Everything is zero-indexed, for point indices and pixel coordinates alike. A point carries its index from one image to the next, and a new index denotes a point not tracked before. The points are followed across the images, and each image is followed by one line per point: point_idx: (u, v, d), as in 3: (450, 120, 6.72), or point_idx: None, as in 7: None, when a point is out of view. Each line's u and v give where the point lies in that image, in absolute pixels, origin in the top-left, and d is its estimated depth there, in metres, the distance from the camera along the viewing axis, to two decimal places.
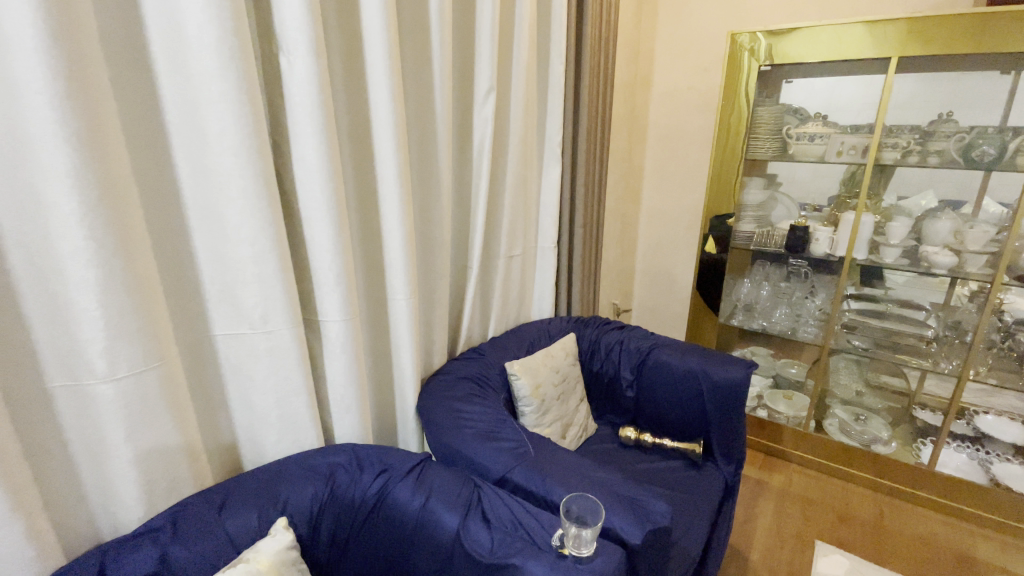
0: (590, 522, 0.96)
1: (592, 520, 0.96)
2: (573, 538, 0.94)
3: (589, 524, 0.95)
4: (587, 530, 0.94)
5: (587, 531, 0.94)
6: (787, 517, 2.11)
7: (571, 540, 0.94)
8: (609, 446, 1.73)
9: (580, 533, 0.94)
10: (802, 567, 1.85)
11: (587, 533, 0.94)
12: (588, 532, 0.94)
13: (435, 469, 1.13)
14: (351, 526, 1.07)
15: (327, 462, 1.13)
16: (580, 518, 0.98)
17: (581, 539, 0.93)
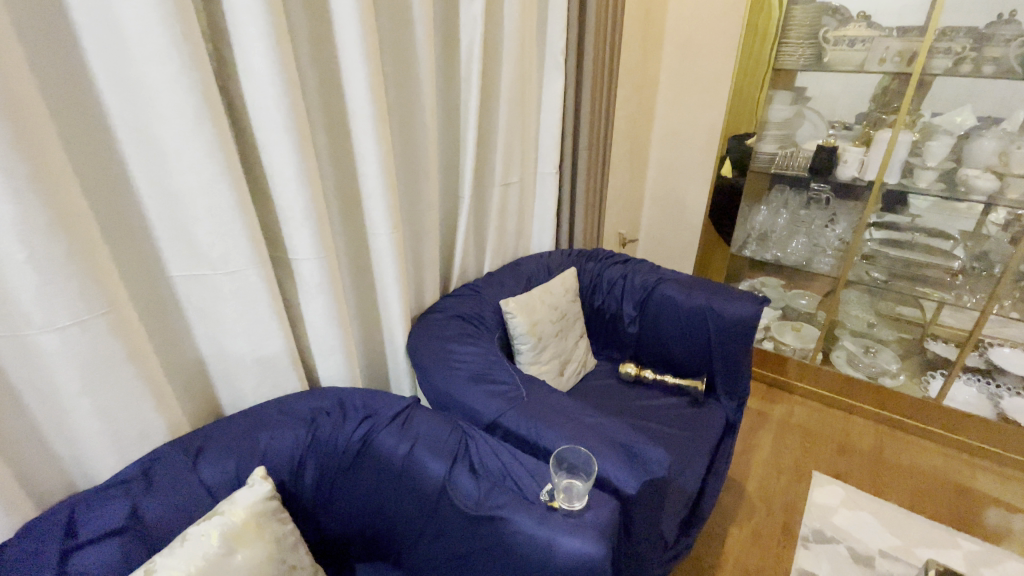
0: (581, 479, 0.93)
1: (582, 477, 0.94)
2: (565, 492, 0.90)
3: (581, 480, 0.93)
4: (582, 484, 0.91)
5: (582, 485, 0.91)
6: (787, 448, 2.10)
7: (565, 494, 0.89)
8: (607, 382, 1.66)
9: (574, 487, 0.91)
10: (797, 497, 1.85)
11: (582, 487, 0.90)
12: (583, 486, 0.91)
13: (422, 414, 1.07)
14: (335, 472, 1.03)
15: (309, 407, 1.07)
16: (570, 476, 0.94)
17: (577, 492, 0.89)
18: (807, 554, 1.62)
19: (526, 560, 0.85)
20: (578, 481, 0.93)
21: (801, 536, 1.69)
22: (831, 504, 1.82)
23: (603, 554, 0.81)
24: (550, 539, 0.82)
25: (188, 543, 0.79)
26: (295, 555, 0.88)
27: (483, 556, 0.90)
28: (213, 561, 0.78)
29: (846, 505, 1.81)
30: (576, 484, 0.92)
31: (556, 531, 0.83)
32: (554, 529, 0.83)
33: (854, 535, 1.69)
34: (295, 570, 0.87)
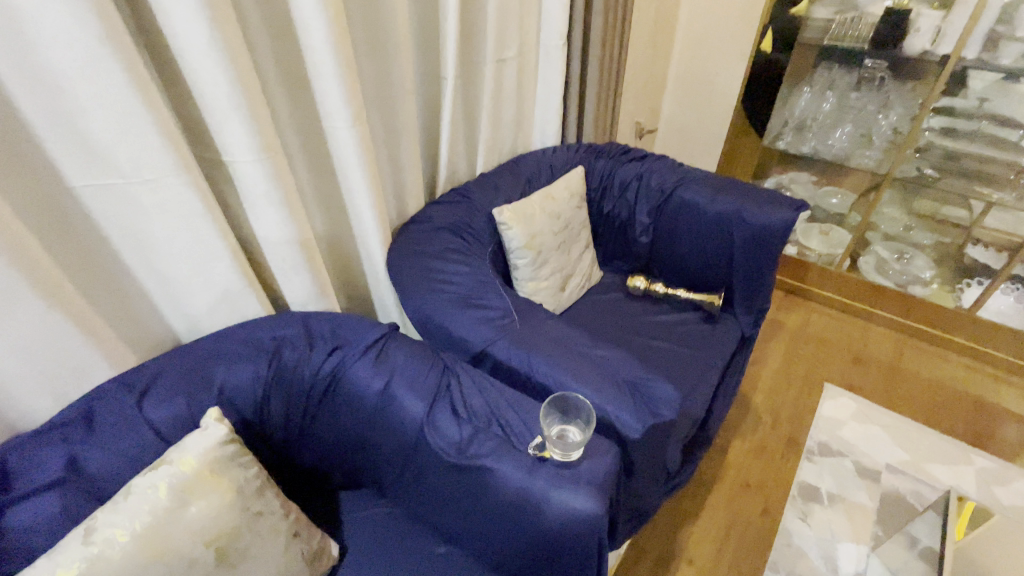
0: (574, 428, 0.83)
1: (574, 426, 0.83)
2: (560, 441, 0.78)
3: (575, 429, 0.83)
4: (578, 433, 0.81)
5: (579, 434, 0.81)
6: (800, 359, 2.00)
7: (562, 441, 0.78)
8: (615, 297, 1.50)
9: (571, 437, 0.80)
10: (807, 409, 1.78)
11: (579, 436, 0.80)
12: (580, 435, 0.80)
13: (400, 345, 0.93)
14: (304, 408, 0.92)
15: (271, 336, 0.93)
16: (561, 425, 0.84)
17: (574, 439, 0.78)
18: (810, 467, 1.59)
19: (516, 511, 0.76)
20: (571, 430, 0.82)
21: (805, 449, 1.64)
22: (842, 417, 1.75)
23: (601, 510, 0.71)
24: (543, 494, 0.73)
25: (133, 497, 0.71)
26: (262, 501, 0.80)
27: (469, 501, 0.82)
28: (163, 517, 0.70)
29: (856, 418, 1.75)
30: (571, 433, 0.81)
31: (548, 484, 0.73)
32: (547, 484, 0.73)
33: (861, 449, 1.65)
34: (263, 517, 0.79)
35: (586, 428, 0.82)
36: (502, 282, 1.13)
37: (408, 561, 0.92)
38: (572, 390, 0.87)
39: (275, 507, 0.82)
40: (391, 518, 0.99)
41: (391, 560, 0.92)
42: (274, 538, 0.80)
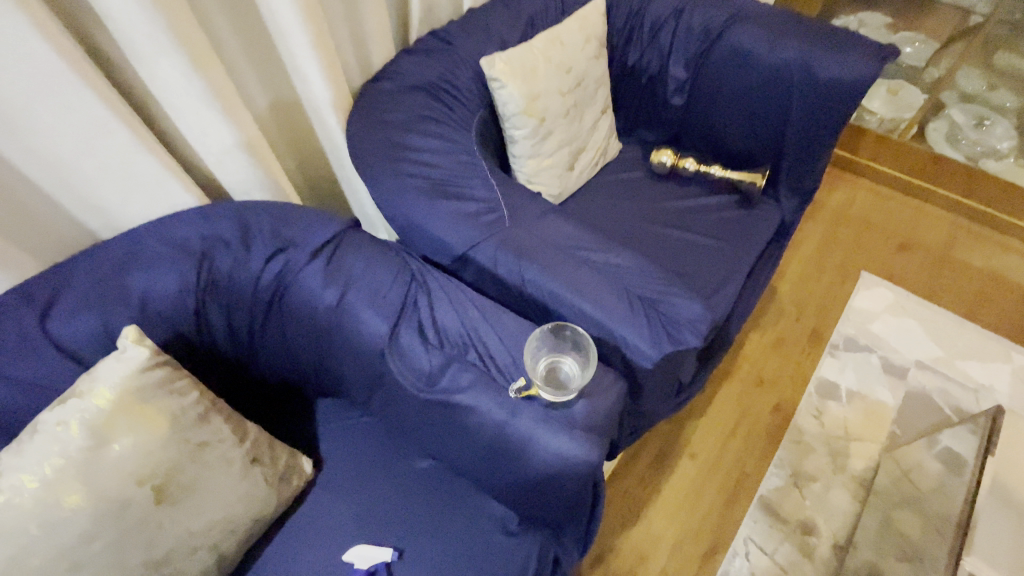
0: (567, 359, 0.69)
1: (567, 357, 0.69)
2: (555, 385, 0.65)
3: (568, 361, 0.69)
4: (575, 369, 0.67)
5: (576, 370, 0.67)
6: (838, 244, 1.76)
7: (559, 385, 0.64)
8: (634, 175, 1.24)
9: (566, 377, 0.66)
10: (838, 302, 1.60)
11: (577, 375, 0.66)
12: (578, 373, 0.66)
13: (356, 249, 0.73)
14: (247, 323, 0.76)
15: (200, 236, 0.74)
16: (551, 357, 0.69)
17: (572, 382, 0.65)
18: (831, 363, 1.46)
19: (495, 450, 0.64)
20: (564, 364, 0.68)
21: (829, 343, 1.50)
22: (875, 309, 1.59)
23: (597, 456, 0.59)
24: (529, 434, 0.60)
25: (40, 438, 0.60)
26: (207, 429, 0.69)
27: (445, 433, 0.69)
28: (79, 458, 0.60)
29: (890, 311, 1.59)
30: (566, 370, 0.67)
31: (535, 421, 0.60)
32: (534, 424, 0.60)
33: (890, 344, 1.51)
34: (209, 447, 0.68)
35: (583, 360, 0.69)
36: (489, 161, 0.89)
37: (386, 476, 0.83)
38: (575, 307, 0.72)
39: (225, 434, 0.71)
40: (364, 430, 0.87)
41: (367, 476, 0.83)
42: (228, 467, 0.70)
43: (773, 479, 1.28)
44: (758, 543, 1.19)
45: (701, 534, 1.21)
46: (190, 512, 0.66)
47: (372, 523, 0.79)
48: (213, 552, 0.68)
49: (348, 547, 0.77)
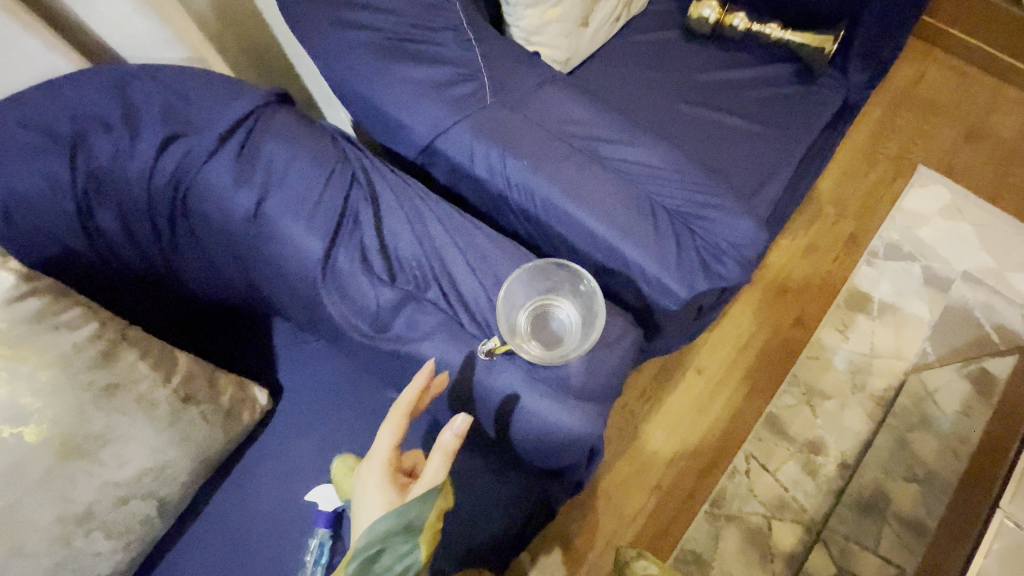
0: (559, 304, 0.57)
1: (559, 299, 0.57)
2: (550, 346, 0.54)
3: (561, 306, 0.57)
4: (572, 317, 0.56)
5: (574, 319, 0.56)
6: (894, 132, 1.47)
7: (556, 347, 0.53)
8: (666, 37, 0.96)
9: (561, 331, 0.56)
10: (885, 202, 1.38)
11: (576, 325, 0.55)
12: (577, 323, 0.55)
13: (277, 132, 0.56)
14: (150, 238, 0.59)
15: (70, 117, 0.54)
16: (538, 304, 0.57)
17: (572, 339, 0.54)
18: (867, 272, 1.29)
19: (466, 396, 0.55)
20: (556, 312, 0.57)
21: (868, 249, 1.31)
22: (926, 211, 1.38)
23: (596, 425, 0.52)
24: (524, 414, 0.51)
25: None
26: (115, 369, 0.56)
27: (408, 369, 0.57)
28: None
29: (943, 214, 1.38)
30: (559, 321, 0.56)
31: (530, 398, 0.50)
32: (530, 402, 0.50)
33: (937, 253, 1.33)
34: (120, 390, 0.56)
35: (582, 303, 0.57)
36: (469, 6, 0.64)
37: (350, 410, 0.72)
38: (570, 218, 0.59)
39: (141, 373, 0.58)
40: (324, 358, 0.74)
41: (331, 407, 0.72)
42: (151, 411, 0.58)
43: (786, 395, 1.18)
44: (760, 460, 1.13)
45: (700, 451, 1.14)
46: (109, 463, 0.55)
47: (338, 458, 0.69)
48: (149, 500, 0.59)
49: (312, 486, 0.68)
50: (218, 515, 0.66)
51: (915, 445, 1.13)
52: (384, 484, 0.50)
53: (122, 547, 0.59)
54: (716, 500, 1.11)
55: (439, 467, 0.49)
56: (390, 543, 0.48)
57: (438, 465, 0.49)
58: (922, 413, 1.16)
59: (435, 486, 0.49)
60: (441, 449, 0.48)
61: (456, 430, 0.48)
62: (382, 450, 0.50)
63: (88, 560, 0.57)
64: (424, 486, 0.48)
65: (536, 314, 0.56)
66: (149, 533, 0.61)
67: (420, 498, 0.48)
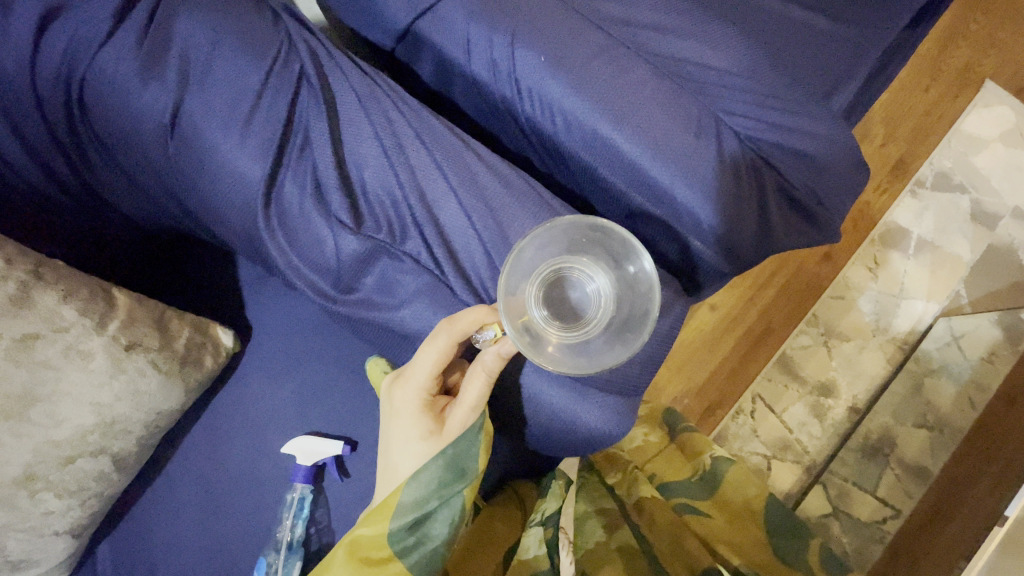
0: (592, 269, 0.44)
1: (593, 262, 0.44)
2: (567, 325, 0.44)
3: (593, 272, 0.45)
4: (604, 290, 0.44)
5: (608, 297, 0.44)
6: (966, 38, 1.19)
7: (574, 334, 0.43)
8: None
9: (586, 305, 0.45)
10: (942, 123, 1.17)
11: (609, 303, 0.44)
12: (611, 302, 0.44)
13: (197, 9, 0.46)
14: (59, 156, 0.47)
15: None
16: (562, 263, 0.44)
17: (598, 322, 0.44)
18: (909, 204, 1.15)
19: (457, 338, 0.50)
20: (587, 278, 0.45)
21: (914, 178, 1.15)
22: (985, 136, 1.18)
23: (616, 425, 0.49)
24: (539, 405, 0.50)
25: None
26: (34, 315, 0.45)
27: (372, 326, 0.49)
28: None
29: (1006, 140, 1.17)
30: (586, 290, 0.45)
31: (549, 389, 0.49)
32: (547, 392, 0.49)
33: (990, 185, 1.16)
34: (41, 341, 0.46)
35: (621, 286, 0.44)
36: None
37: (326, 355, 0.63)
38: (602, 141, 0.48)
39: (68, 319, 0.47)
40: (295, 297, 0.64)
41: (306, 354, 0.63)
42: (86, 365, 0.49)
43: (803, 336, 1.10)
44: (767, 401, 1.08)
45: (706, 390, 1.07)
46: (41, 422, 0.47)
47: (317, 410, 0.62)
48: (101, 457, 0.53)
49: (289, 438, 0.61)
50: (190, 464, 0.62)
51: (930, 391, 1.08)
52: (424, 414, 0.48)
53: (78, 504, 0.54)
54: (717, 439, 1.07)
55: (481, 389, 0.46)
56: (444, 488, 0.46)
57: (480, 390, 0.47)
58: (944, 359, 1.09)
59: (479, 407, 0.47)
60: (483, 369, 0.45)
61: (503, 351, 0.43)
62: (419, 379, 0.47)
63: (38, 519, 0.52)
64: (467, 412, 0.47)
65: (556, 276, 0.44)
66: (108, 487, 0.56)
67: (465, 426, 0.47)
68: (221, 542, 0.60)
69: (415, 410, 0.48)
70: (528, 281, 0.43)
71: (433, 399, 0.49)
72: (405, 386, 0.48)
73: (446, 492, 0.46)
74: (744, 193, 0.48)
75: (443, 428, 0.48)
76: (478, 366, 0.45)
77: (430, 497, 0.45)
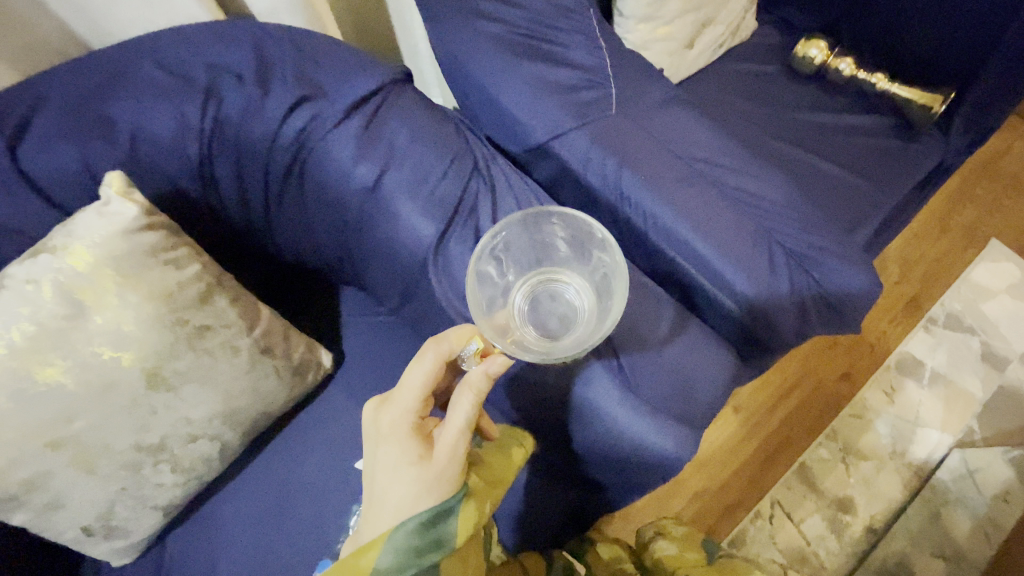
0: (566, 277, 0.56)
1: (564, 273, 0.56)
2: (558, 321, 0.53)
3: (568, 279, 0.56)
4: (579, 287, 0.55)
5: (583, 292, 0.54)
6: (972, 201, 1.36)
7: (564, 325, 0.52)
8: (766, 73, 0.96)
9: (572, 303, 0.54)
10: (954, 268, 1.30)
11: (587, 294, 0.54)
12: (586, 293, 0.54)
13: (401, 114, 0.59)
14: (267, 195, 0.61)
15: (205, 68, 0.57)
16: (540, 280, 0.56)
17: (584, 309, 0.53)
18: (923, 338, 1.24)
19: (529, 392, 0.60)
20: (564, 283, 0.55)
21: (927, 315, 1.26)
22: (993, 287, 1.29)
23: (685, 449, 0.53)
24: (616, 426, 0.53)
25: (6, 295, 0.49)
26: (209, 311, 0.57)
27: None
28: (54, 327, 0.49)
29: (1012, 292, 1.29)
30: (568, 293, 0.55)
31: (620, 410, 0.53)
32: (628, 418, 0.53)
33: (999, 330, 1.26)
34: (210, 332, 0.57)
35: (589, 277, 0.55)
36: (625, 37, 0.82)
37: None
38: (685, 244, 0.59)
39: (230, 319, 0.59)
40: (389, 333, 0.76)
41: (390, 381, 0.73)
42: (232, 357, 0.60)
43: (821, 449, 1.15)
44: (786, 508, 1.11)
45: (727, 488, 1.11)
46: (188, 401, 0.58)
47: None
48: (214, 441, 0.62)
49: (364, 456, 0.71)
50: (270, 467, 0.70)
51: (946, 521, 1.10)
52: (412, 438, 0.49)
53: (182, 482, 0.62)
54: (735, 541, 1.09)
55: (470, 409, 0.49)
56: (419, 559, 0.45)
57: (467, 408, 0.49)
58: (959, 491, 1.12)
59: (469, 431, 0.49)
60: (471, 389, 0.49)
61: (490, 369, 0.48)
62: (407, 403, 0.50)
63: (148, 488, 0.60)
64: (456, 431, 0.49)
65: (538, 291, 0.56)
66: (205, 472, 0.64)
67: (455, 447, 0.48)
68: (288, 544, 0.67)
69: (405, 434, 0.49)
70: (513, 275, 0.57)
71: (420, 423, 0.51)
72: (391, 408, 0.50)
73: (421, 561, 0.45)
74: (790, 296, 0.59)
75: (432, 453, 0.49)
76: (464, 385, 0.49)
77: (404, 566, 0.44)
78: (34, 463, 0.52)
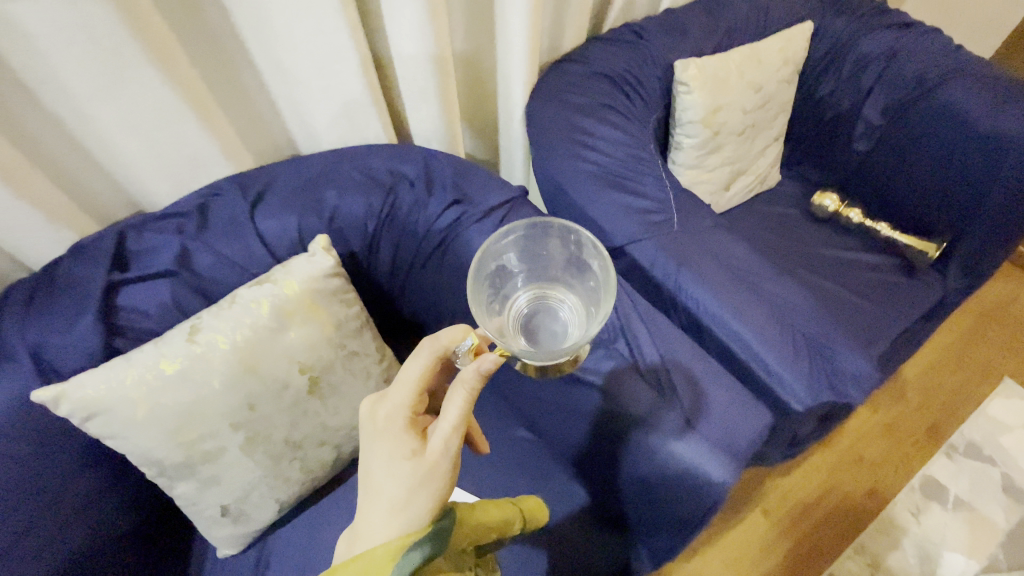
0: (561, 293, 0.70)
1: (559, 290, 0.71)
2: (549, 326, 0.67)
3: (562, 296, 0.70)
4: (570, 302, 0.69)
5: (573, 307, 0.68)
6: (984, 341, 1.49)
7: (553, 329, 0.66)
8: (789, 214, 1.20)
9: (562, 314, 0.68)
10: (971, 400, 1.40)
11: (575, 309, 0.68)
12: (575, 307, 0.68)
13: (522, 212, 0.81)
14: (411, 260, 0.84)
15: (389, 171, 0.82)
16: (540, 293, 0.71)
17: (569, 321, 0.67)
18: (946, 464, 1.31)
19: (597, 436, 0.75)
20: (559, 299, 0.70)
21: (948, 442, 1.34)
22: (1010, 422, 1.38)
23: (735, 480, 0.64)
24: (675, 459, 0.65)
25: (236, 307, 0.68)
26: (358, 341, 0.77)
27: (553, 402, 0.80)
28: (263, 335, 0.68)
29: None
30: (561, 307, 0.69)
31: (679, 448, 0.65)
32: (687, 451, 0.65)
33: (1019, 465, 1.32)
34: (357, 357, 0.77)
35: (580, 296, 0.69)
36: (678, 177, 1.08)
37: None
38: (727, 327, 0.76)
39: (370, 349, 0.79)
40: None
41: None
42: (366, 379, 0.78)
43: (849, 562, 1.19)
44: None
45: None
46: (329, 408, 0.75)
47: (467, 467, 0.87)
48: (335, 447, 0.78)
49: None
50: None
51: None
52: (405, 434, 0.57)
53: (302, 478, 0.77)
54: None
55: (460, 405, 0.56)
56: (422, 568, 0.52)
57: (456, 406, 0.56)
58: None
59: (456, 425, 0.55)
60: (464, 385, 0.54)
61: (482, 367, 0.52)
62: (400, 400, 0.58)
63: (280, 479, 0.75)
64: (449, 427, 0.56)
65: (536, 303, 0.70)
66: (319, 473, 0.79)
67: (446, 441, 0.56)
68: None
69: (399, 430, 0.58)
70: (522, 285, 0.72)
71: (412, 420, 0.59)
72: (386, 403, 0.59)
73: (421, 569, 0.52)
74: (812, 380, 0.74)
75: (424, 447, 0.57)
76: (459, 382, 0.55)
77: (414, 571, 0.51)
78: (217, 439, 0.68)
